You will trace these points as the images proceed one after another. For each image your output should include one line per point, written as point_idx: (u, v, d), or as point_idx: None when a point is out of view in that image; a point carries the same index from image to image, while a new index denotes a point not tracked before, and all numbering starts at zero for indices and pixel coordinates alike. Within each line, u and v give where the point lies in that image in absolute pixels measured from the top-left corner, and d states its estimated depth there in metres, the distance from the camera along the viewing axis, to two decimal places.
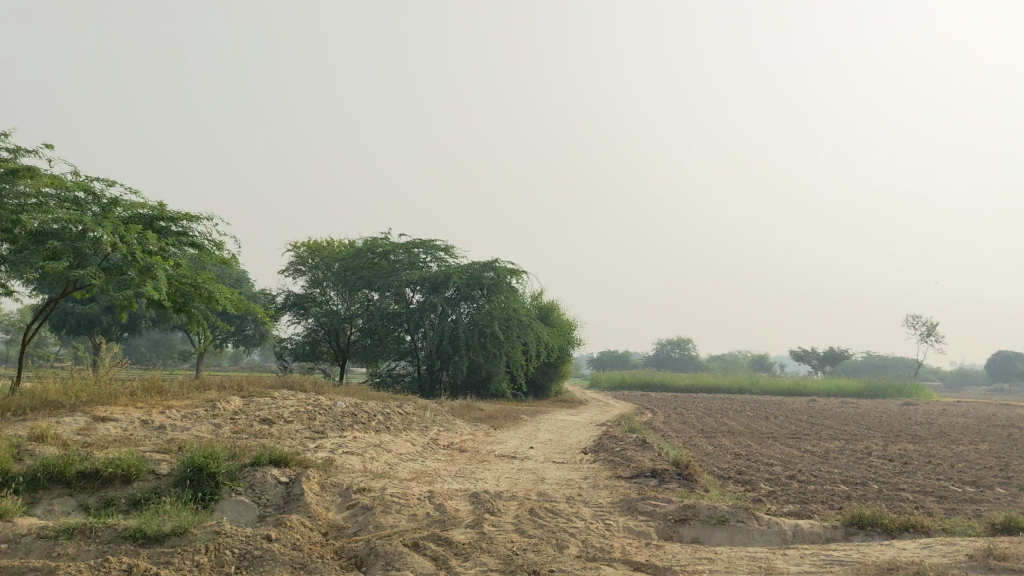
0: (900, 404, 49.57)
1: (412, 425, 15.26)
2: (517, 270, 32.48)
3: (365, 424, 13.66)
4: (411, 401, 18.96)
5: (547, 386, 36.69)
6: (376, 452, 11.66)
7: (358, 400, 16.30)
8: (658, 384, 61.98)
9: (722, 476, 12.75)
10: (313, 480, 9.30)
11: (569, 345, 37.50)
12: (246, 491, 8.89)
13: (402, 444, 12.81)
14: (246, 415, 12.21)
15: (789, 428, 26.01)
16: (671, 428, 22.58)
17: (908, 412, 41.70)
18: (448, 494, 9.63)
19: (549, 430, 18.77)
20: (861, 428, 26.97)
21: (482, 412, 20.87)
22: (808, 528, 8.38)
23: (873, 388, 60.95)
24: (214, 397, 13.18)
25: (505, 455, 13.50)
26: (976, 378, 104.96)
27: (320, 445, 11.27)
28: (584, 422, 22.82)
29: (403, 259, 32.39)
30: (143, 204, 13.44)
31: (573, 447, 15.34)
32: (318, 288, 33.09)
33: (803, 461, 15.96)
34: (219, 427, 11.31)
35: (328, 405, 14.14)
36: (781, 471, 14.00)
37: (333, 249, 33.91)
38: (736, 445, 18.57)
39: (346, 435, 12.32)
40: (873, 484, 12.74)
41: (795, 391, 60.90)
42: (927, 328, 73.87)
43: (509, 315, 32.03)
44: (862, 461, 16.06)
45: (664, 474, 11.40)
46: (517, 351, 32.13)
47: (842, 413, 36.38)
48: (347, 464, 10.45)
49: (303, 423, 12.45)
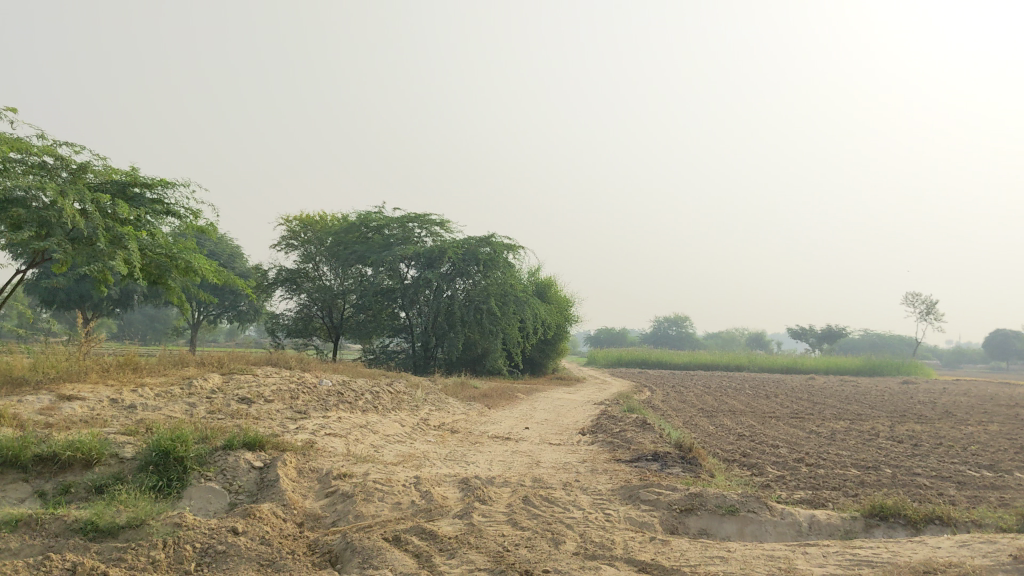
0: (901, 382, 49.05)
1: (402, 404, 14.58)
2: (513, 246, 31.82)
3: (352, 404, 12.99)
4: (403, 379, 18.28)
5: (545, 363, 36.03)
6: (362, 434, 10.98)
7: (345, 378, 15.59)
8: (656, 361, 61.40)
9: (727, 459, 12.09)
10: (290, 464, 8.64)
11: (566, 321, 36.83)
12: (217, 477, 8.22)
13: (390, 425, 12.14)
14: (223, 394, 11.52)
15: (791, 407, 25.37)
16: (671, 407, 21.94)
17: (910, 390, 41.10)
18: (436, 479, 8.96)
19: (545, 409, 18.13)
20: (866, 408, 26.34)
21: (477, 390, 20.21)
22: (825, 518, 7.71)
23: (872, 366, 60.53)
24: (192, 374, 12.47)
25: (499, 436, 12.84)
26: (972, 356, 104.65)
27: (301, 426, 10.59)
28: (581, 400, 22.22)
29: (397, 233, 31.63)
30: (116, 169, 12.72)
31: (571, 428, 14.67)
32: (311, 263, 32.36)
33: (809, 442, 15.31)
34: (194, 407, 10.61)
35: (314, 383, 13.45)
36: (788, 454, 13.35)
37: (326, 223, 33.19)
38: (738, 424, 17.93)
39: (330, 415, 11.63)
40: (886, 468, 12.08)
41: (794, 368, 60.45)
42: (927, 306, 73.33)
43: (506, 290, 31.39)
44: (872, 443, 15.41)
45: (666, 458, 10.74)
46: (514, 328, 31.54)
47: (842, 392, 35.82)
48: (329, 447, 9.77)
49: (285, 402, 11.76)
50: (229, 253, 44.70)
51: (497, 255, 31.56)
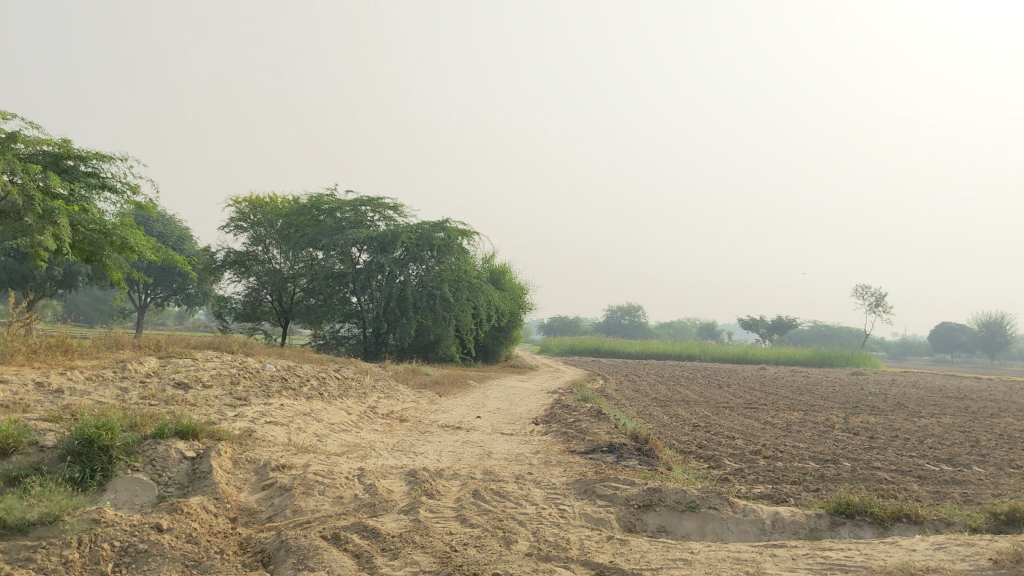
0: (850, 374, 49.37)
1: (349, 391, 14.04)
2: (468, 231, 31.34)
3: (297, 390, 12.44)
4: (352, 365, 17.74)
5: (498, 351, 35.63)
6: (305, 422, 10.46)
7: (291, 363, 15.01)
8: (609, 350, 61.28)
9: (684, 451, 11.75)
10: (226, 454, 8.12)
11: (520, 309, 36.41)
12: (145, 467, 7.67)
13: (335, 412, 11.62)
14: (159, 378, 10.91)
15: (745, 397, 25.22)
16: (625, 396, 21.63)
17: (861, 381, 41.33)
18: (382, 471, 8.48)
19: (498, 397, 17.70)
20: (818, 399, 26.27)
21: (428, 377, 19.72)
22: (788, 516, 7.38)
23: (822, 357, 60.97)
24: (126, 357, 11.81)
25: (449, 425, 12.38)
26: (917, 348, 106.31)
27: (240, 414, 10.02)
28: (534, 388, 21.86)
29: (350, 217, 30.92)
30: (47, 140, 12.02)
31: (524, 417, 14.25)
32: (260, 246, 31.69)
33: (765, 433, 15.06)
34: (125, 392, 9.99)
35: (256, 368, 12.87)
36: (745, 446, 13.06)
37: (276, 205, 32.37)
38: (692, 415, 17.65)
39: (272, 402, 11.08)
40: (844, 462, 11.83)
41: (745, 358, 60.68)
42: (876, 299, 74.04)
43: (460, 277, 30.95)
44: (828, 435, 15.19)
45: (622, 450, 10.37)
46: (467, 314, 31.08)
47: (794, 383, 35.86)
48: (268, 436, 9.24)
49: (224, 387, 11.18)
50: (177, 235, 43.62)
51: (451, 240, 31.08)
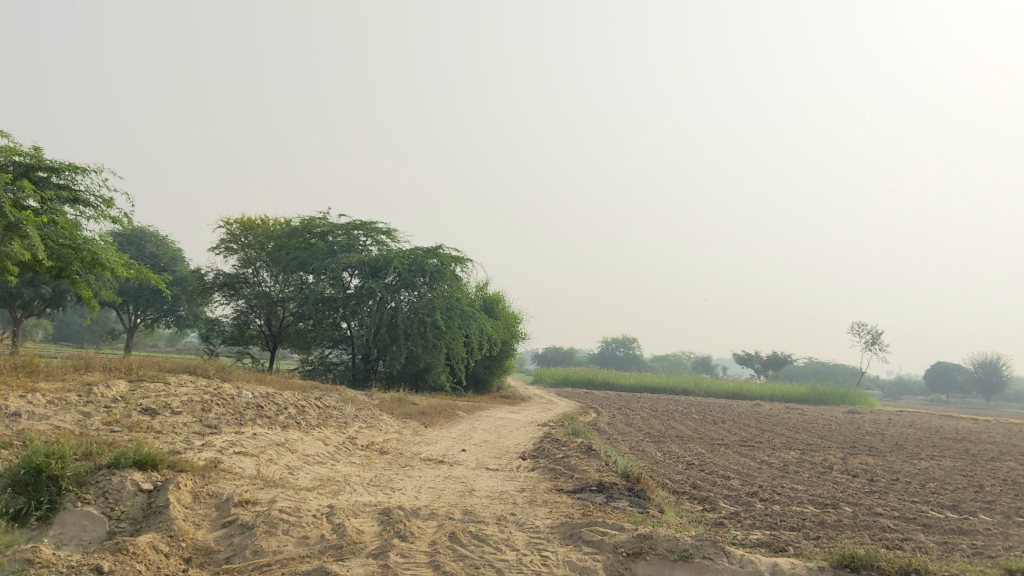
0: (846, 412, 48.74)
1: (328, 421, 13.46)
2: (461, 258, 30.90)
3: (272, 419, 11.87)
4: (335, 393, 17.18)
5: (489, 381, 35.02)
6: (277, 453, 9.89)
7: (271, 390, 14.42)
8: (602, 383, 60.65)
9: (677, 492, 11.19)
10: (185, 487, 7.56)
11: (513, 338, 35.86)
12: (97, 500, 7.11)
13: (311, 443, 11.06)
14: (126, 403, 10.34)
15: (740, 434, 24.66)
16: (617, 430, 21.08)
17: (857, 420, 40.72)
18: (354, 509, 7.91)
19: (485, 429, 17.12)
20: (814, 437, 25.71)
21: (414, 406, 19.15)
22: (788, 569, 6.81)
23: (817, 395, 60.41)
24: (94, 380, 11.24)
25: (432, 458, 11.81)
26: (912, 388, 105.76)
27: (207, 443, 9.46)
28: (524, 420, 21.29)
29: (342, 241, 30.40)
30: (17, 149, 11.60)
31: (511, 451, 13.69)
32: (250, 268, 31.38)
33: (762, 474, 14.50)
34: (88, 417, 9.41)
35: (231, 395, 12.29)
36: (741, 487, 12.50)
37: (268, 227, 31.98)
38: (686, 452, 17.08)
39: (244, 431, 10.51)
40: (844, 507, 11.29)
41: (739, 394, 60.07)
42: (872, 337, 73.62)
43: (452, 304, 30.36)
44: (826, 477, 14.63)
45: (612, 490, 9.81)
46: (458, 342, 30.51)
47: (789, 420, 35.29)
48: (235, 468, 8.69)
49: (194, 415, 10.61)
50: (170, 256, 43.13)
51: (444, 267, 30.63)
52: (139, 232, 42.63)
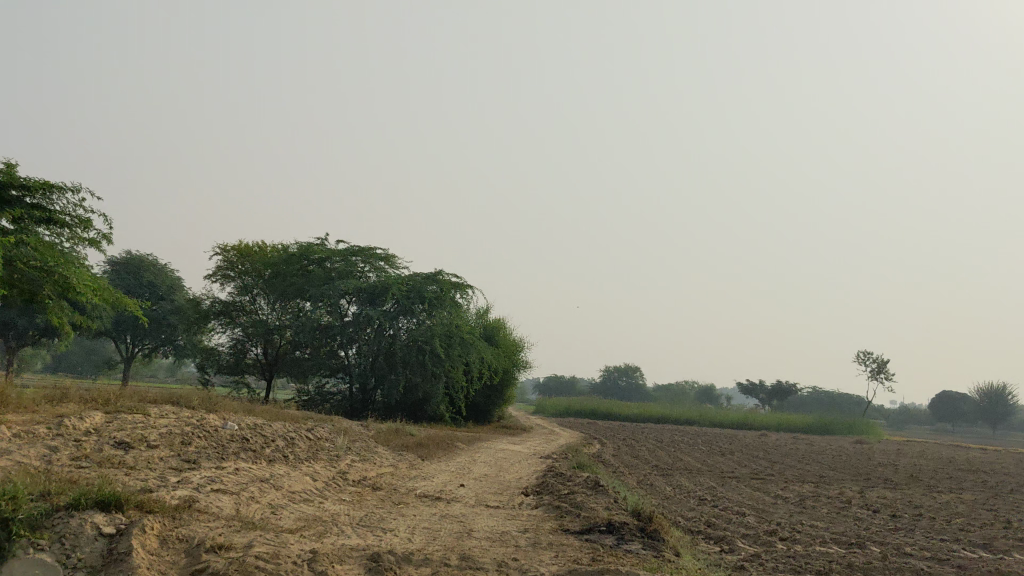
0: (854, 442, 47.84)
1: (319, 454, 12.70)
2: (461, 285, 30.25)
3: (258, 453, 11.12)
4: (329, 424, 16.43)
5: (490, 411, 34.22)
6: (261, 491, 9.16)
7: (259, 421, 13.69)
8: (605, 413, 59.78)
9: (690, 531, 10.44)
10: (152, 530, 6.83)
11: (515, 367, 35.10)
12: (52, 546, 6.36)
13: (298, 478, 10.31)
14: (98, 437, 9.61)
15: (750, 466, 23.86)
16: (623, 463, 20.30)
17: (867, 450, 39.86)
18: (340, 554, 7.17)
19: (486, 462, 16.34)
20: (827, 469, 24.90)
21: (412, 438, 18.39)
22: None
23: (823, 424, 59.52)
24: (68, 411, 10.51)
25: (428, 495, 11.05)
26: (917, 417, 104.72)
27: (184, 479, 8.73)
28: (526, 453, 20.50)
29: (340, 267, 29.73)
30: None
31: (513, 486, 12.92)
32: (247, 296, 30.81)
33: (778, 509, 13.71)
34: (55, 452, 8.68)
35: (215, 427, 11.56)
36: (758, 525, 11.74)
37: (265, 253, 31.57)
38: (697, 486, 16.29)
39: (226, 466, 9.79)
40: (871, 546, 10.54)
41: (744, 424, 59.21)
42: (878, 366, 72.80)
43: (452, 332, 29.60)
44: (847, 513, 13.86)
45: (622, 530, 9.05)
46: (458, 371, 29.64)
47: (798, 451, 34.42)
48: (212, 508, 7.96)
49: (172, 448, 9.88)
50: (169, 284, 42.51)
51: (444, 294, 30.02)
52: (137, 260, 42.07)
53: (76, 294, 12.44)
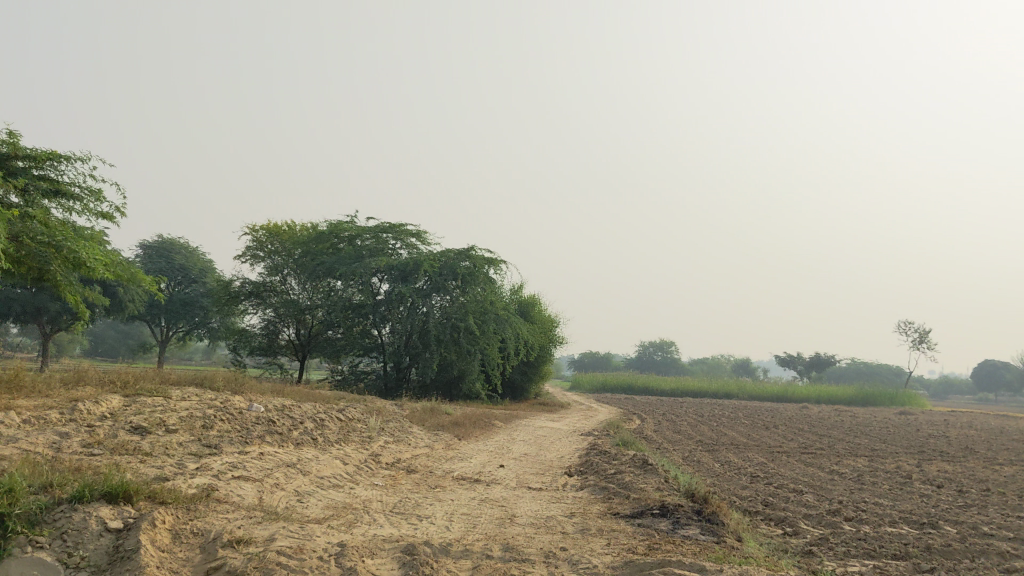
0: (900, 413, 46.71)
1: (350, 436, 12.06)
2: (494, 260, 29.49)
3: (285, 436, 10.48)
4: (361, 404, 15.81)
5: (527, 388, 33.57)
6: (286, 477, 8.53)
7: (288, 402, 13.08)
8: (642, 388, 58.94)
9: (748, 513, 9.68)
10: (163, 524, 6.20)
11: (551, 343, 34.36)
12: (53, 543, 5.75)
13: (327, 462, 9.67)
14: (114, 422, 9.01)
15: (798, 440, 22.98)
16: (666, 439, 19.55)
17: (914, 422, 38.75)
18: (371, 547, 6.50)
19: (525, 441, 15.63)
20: (877, 442, 23.98)
21: (448, 417, 17.74)
22: None
23: (865, 395, 58.29)
24: (85, 395, 9.93)
25: (466, 477, 10.36)
26: (959, 387, 102.80)
27: (204, 466, 8.11)
28: (566, 430, 19.79)
29: (370, 244, 29.02)
30: None
31: (555, 466, 12.20)
32: (277, 276, 30.42)
33: (837, 486, 12.91)
34: (66, 439, 8.09)
35: (239, 409, 10.93)
36: (819, 504, 10.94)
37: (295, 233, 31.06)
38: (747, 463, 15.49)
39: (250, 451, 9.17)
40: (943, 526, 9.73)
41: (784, 397, 58.14)
42: (919, 335, 71.32)
43: (486, 308, 28.82)
44: (910, 489, 13.02)
45: (678, 513, 8.33)
46: (493, 348, 28.90)
47: (844, 423, 33.42)
48: (233, 498, 7.34)
49: (193, 433, 9.27)
50: (200, 267, 42.26)
51: (477, 269, 29.20)
52: (168, 243, 41.88)
53: (87, 268, 12.42)
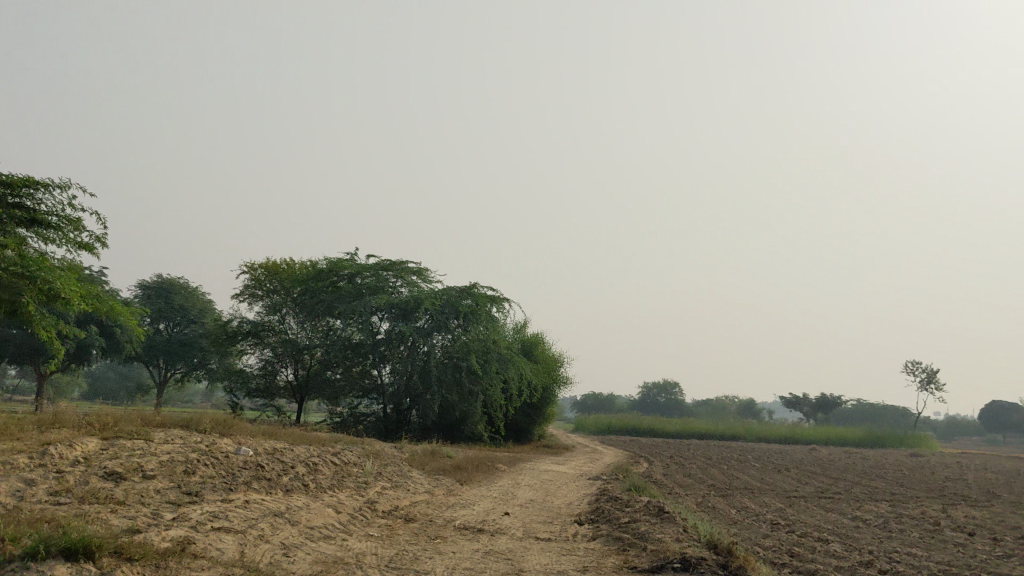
0: (912, 456, 45.71)
1: (345, 482, 11.34)
2: (497, 298, 28.86)
3: (273, 482, 9.77)
4: (359, 447, 15.10)
5: (530, 430, 32.77)
6: (274, 528, 7.81)
7: (280, 445, 12.37)
8: (647, 430, 57.98)
9: (775, 566, 8.93)
10: None
11: (555, 384, 33.61)
12: None
13: (318, 511, 8.95)
14: (86, 467, 8.31)
15: (813, 484, 22.12)
16: (677, 483, 18.77)
17: (928, 464, 37.78)
18: None
19: (531, 486, 14.87)
20: (895, 485, 23.11)
21: (450, 460, 17.00)
22: None
23: (873, 437, 57.25)
24: (59, 438, 9.24)
25: (468, 526, 9.62)
26: (967, 429, 101.46)
27: (182, 517, 7.39)
28: (572, 474, 19.01)
29: (371, 282, 28.43)
30: None
31: (564, 514, 11.45)
32: (276, 315, 29.78)
33: (864, 535, 12.11)
34: (31, 487, 7.37)
35: (227, 453, 10.22)
36: (849, 554, 10.18)
37: (294, 272, 30.53)
38: (765, 509, 14.69)
39: (234, 499, 8.45)
40: None
41: (792, 439, 57.14)
42: (927, 376, 70.37)
43: (489, 348, 28.12)
44: (942, 537, 12.23)
45: (701, 568, 7.59)
46: (496, 389, 28.14)
47: (856, 466, 32.54)
48: (211, 552, 6.62)
49: (172, 479, 8.55)
50: (201, 308, 41.62)
51: (479, 308, 28.56)
52: (169, 283, 41.34)
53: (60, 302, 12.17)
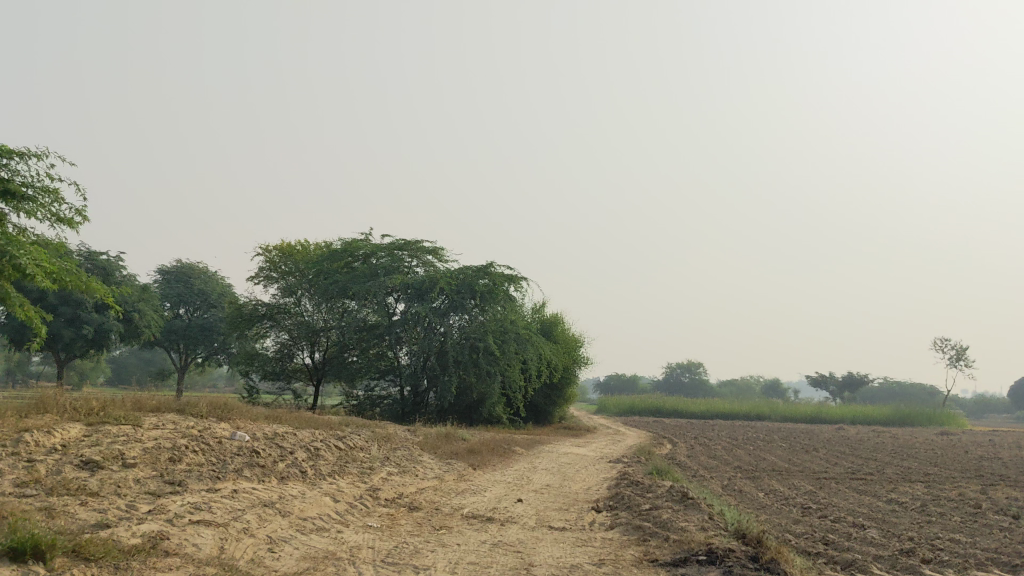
0: (943, 434, 44.69)
1: (348, 467, 10.71)
2: (515, 277, 28.12)
3: (268, 469, 9.15)
4: (368, 430, 14.46)
5: (550, 411, 32.09)
6: (260, 521, 7.16)
7: (283, 429, 11.74)
8: (670, 410, 57.19)
9: (809, 556, 8.21)
10: None
11: (575, 364, 32.90)
12: None
13: (314, 500, 8.31)
14: (62, 455, 7.70)
15: (844, 465, 21.32)
16: (702, 466, 18.01)
17: (960, 442, 36.81)
18: None
19: (548, 470, 14.19)
20: (928, 465, 22.25)
21: (465, 443, 16.34)
22: None
23: (901, 415, 56.21)
24: (39, 423, 8.64)
25: (478, 515, 8.94)
26: (994, 406, 99.84)
27: (158, 509, 6.75)
28: (592, 456, 18.32)
29: (385, 262, 27.76)
30: None
31: (582, 500, 10.77)
32: (292, 297, 29.22)
33: (902, 519, 11.35)
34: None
35: (220, 438, 9.59)
36: (888, 541, 9.43)
37: (309, 252, 29.92)
38: (794, 492, 13.93)
39: (221, 488, 7.81)
40: None
41: (818, 418, 56.22)
42: (956, 353, 69.10)
43: (506, 328, 27.40)
44: (987, 522, 11.44)
45: (730, 561, 6.88)
46: (514, 369, 27.45)
47: (886, 446, 31.64)
48: (185, 549, 5.97)
49: (155, 468, 7.93)
50: (220, 292, 41.25)
51: (497, 287, 27.79)
52: (188, 269, 41.08)
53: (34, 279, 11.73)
